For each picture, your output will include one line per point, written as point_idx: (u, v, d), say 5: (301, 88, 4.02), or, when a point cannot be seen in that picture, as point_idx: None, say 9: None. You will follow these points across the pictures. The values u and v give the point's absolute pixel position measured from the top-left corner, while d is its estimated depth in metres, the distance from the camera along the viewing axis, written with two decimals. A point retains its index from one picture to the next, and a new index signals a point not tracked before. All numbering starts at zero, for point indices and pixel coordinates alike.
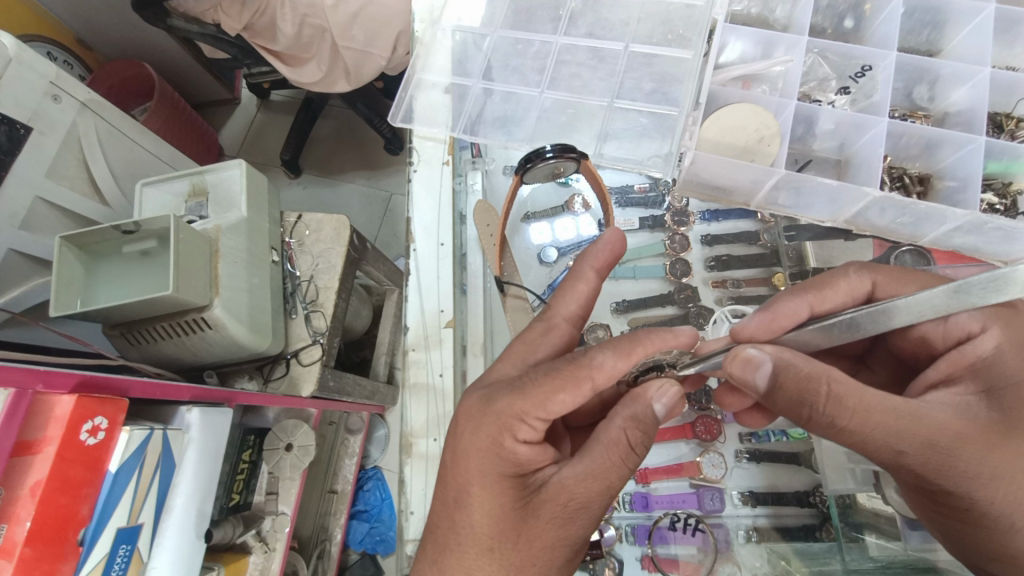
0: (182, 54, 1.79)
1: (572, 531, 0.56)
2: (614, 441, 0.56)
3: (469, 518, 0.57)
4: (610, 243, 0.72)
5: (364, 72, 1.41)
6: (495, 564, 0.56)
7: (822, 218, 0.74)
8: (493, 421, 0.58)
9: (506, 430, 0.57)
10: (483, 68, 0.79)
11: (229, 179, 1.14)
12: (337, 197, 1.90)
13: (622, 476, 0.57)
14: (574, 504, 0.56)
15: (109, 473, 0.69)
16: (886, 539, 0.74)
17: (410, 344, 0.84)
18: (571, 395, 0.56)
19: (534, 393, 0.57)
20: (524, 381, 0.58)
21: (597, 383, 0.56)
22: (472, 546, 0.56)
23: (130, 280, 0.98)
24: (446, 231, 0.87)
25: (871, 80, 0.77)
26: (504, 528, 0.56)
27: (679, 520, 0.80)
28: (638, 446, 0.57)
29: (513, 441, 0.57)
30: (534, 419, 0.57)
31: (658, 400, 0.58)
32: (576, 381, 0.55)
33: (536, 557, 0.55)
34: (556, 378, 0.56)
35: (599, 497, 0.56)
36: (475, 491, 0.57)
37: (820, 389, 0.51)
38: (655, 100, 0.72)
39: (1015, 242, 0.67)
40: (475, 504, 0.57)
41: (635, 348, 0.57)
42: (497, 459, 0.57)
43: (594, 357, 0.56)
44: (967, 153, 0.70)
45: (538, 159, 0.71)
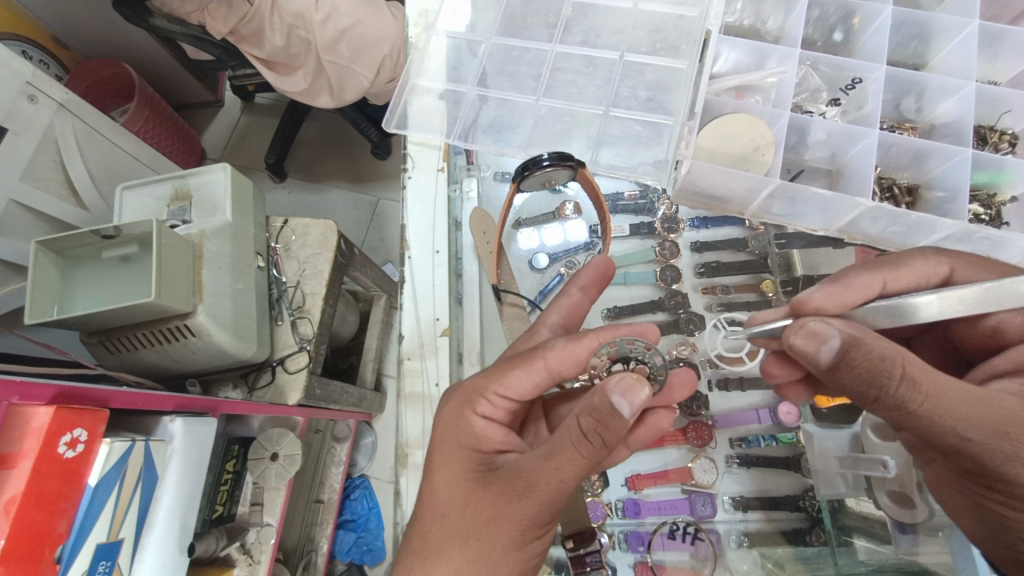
0: (163, 55, 1.75)
1: (520, 512, 0.54)
2: (567, 428, 0.52)
3: (432, 483, 0.61)
4: (598, 265, 0.73)
5: (346, 89, 1.40)
6: (447, 532, 0.57)
7: (815, 226, 0.75)
8: (458, 398, 0.65)
9: (468, 404, 0.63)
10: (478, 75, 0.79)
11: (213, 183, 1.12)
12: (324, 202, 1.88)
13: (574, 464, 0.52)
14: (518, 483, 0.54)
15: (87, 487, 0.66)
16: (875, 541, 0.74)
17: (405, 353, 0.83)
18: (523, 370, 0.61)
19: (493, 370, 0.63)
20: (491, 365, 0.65)
21: (550, 366, 0.60)
22: (430, 510, 0.59)
23: (110, 286, 0.95)
24: (441, 239, 0.86)
25: (861, 92, 0.78)
26: (458, 498, 0.58)
27: (679, 529, 0.80)
28: (593, 435, 0.51)
29: (473, 414, 0.62)
30: (495, 396, 0.62)
31: (620, 395, 0.51)
32: (527, 360, 0.61)
33: (481, 531, 0.55)
34: (514, 358, 0.62)
35: (545, 480, 0.53)
36: (440, 460, 0.62)
37: (894, 370, 0.50)
38: (651, 108, 0.73)
39: (1004, 251, 0.69)
40: (438, 472, 0.61)
41: (588, 333, 0.60)
42: (459, 430, 0.62)
43: (549, 341, 0.61)
44: (956, 165, 0.71)
45: (534, 166, 0.74)
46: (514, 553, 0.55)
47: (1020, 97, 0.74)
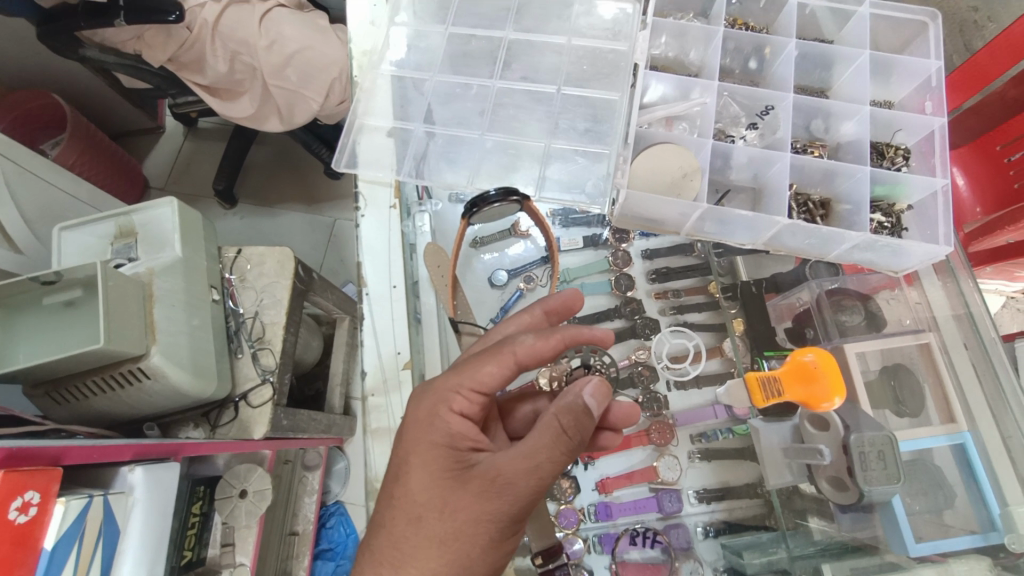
0: (96, 83, 1.68)
1: (500, 508, 0.57)
2: (545, 426, 0.58)
3: (404, 485, 0.59)
4: (566, 298, 0.76)
5: (295, 114, 1.39)
6: (423, 534, 0.57)
7: (743, 241, 0.80)
8: (430, 398, 0.62)
9: (442, 402, 0.62)
10: (424, 112, 0.81)
11: (160, 218, 1.09)
12: (278, 226, 1.84)
13: (552, 459, 0.58)
14: (500, 481, 0.57)
15: (43, 550, 0.64)
16: (826, 521, 0.76)
17: (369, 389, 0.85)
18: (496, 367, 0.61)
19: (463, 367, 0.62)
20: (460, 360, 0.64)
21: (521, 360, 0.62)
22: (404, 511, 0.58)
23: (54, 333, 0.91)
24: (398, 271, 0.87)
25: (774, 118, 0.85)
26: (434, 499, 0.58)
27: (639, 534, 0.83)
28: (571, 432, 0.58)
29: (449, 412, 0.61)
30: (469, 392, 0.62)
31: (591, 396, 0.59)
32: (499, 355, 0.62)
33: (462, 531, 0.57)
34: (484, 353, 0.62)
35: (528, 477, 0.57)
36: (411, 460, 0.60)
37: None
38: (590, 138, 0.78)
39: (902, 256, 0.76)
40: (410, 473, 0.60)
41: (554, 333, 0.63)
42: (434, 429, 0.61)
43: (517, 336, 0.63)
44: (857, 181, 0.79)
45: (482, 204, 0.71)
46: (492, 550, 0.58)
47: (908, 120, 0.81)
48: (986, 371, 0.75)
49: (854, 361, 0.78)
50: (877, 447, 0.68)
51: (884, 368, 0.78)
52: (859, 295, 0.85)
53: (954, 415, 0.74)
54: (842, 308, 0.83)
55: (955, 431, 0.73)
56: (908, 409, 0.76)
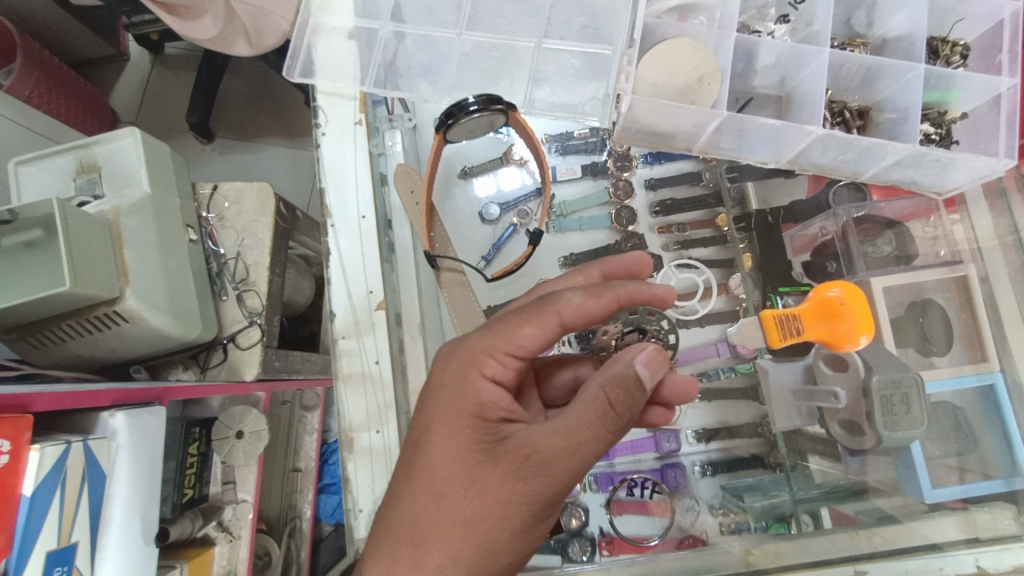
0: (44, 1, 1.52)
1: (534, 488, 0.54)
2: (589, 400, 0.53)
3: (429, 455, 0.56)
4: (633, 262, 0.70)
5: (264, 36, 1.24)
6: (448, 512, 0.54)
7: (765, 159, 0.73)
8: (461, 360, 0.59)
9: (474, 365, 0.58)
10: (392, 8, 0.72)
11: (124, 150, 1.00)
12: (259, 162, 1.74)
13: (595, 437, 0.53)
14: (536, 458, 0.53)
15: (23, 497, 0.62)
16: (829, 462, 0.76)
17: (339, 332, 0.75)
18: (538, 327, 0.58)
19: (499, 328, 0.58)
20: (495, 319, 0.60)
21: (565, 320, 0.59)
22: (427, 485, 0.55)
23: (18, 277, 0.85)
24: (367, 200, 0.76)
25: (810, 7, 0.74)
26: (462, 474, 0.55)
27: (635, 486, 0.80)
28: (619, 407, 0.53)
29: (479, 377, 0.57)
30: (503, 355, 0.58)
31: (642, 364, 0.55)
32: (542, 316, 0.58)
33: (491, 510, 0.54)
34: (522, 313, 0.58)
35: (567, 456, 0.53)
36: (436, 430, 0.57)
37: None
38: (588, 38, 0.69)
39: (950, 172, 0.70)
40: (435, 444, 0.56)
41: (606, 291, 0.60)
42: (464, 396, 0.57)
43: (561, 294, 0.59)
44: (906, 83, 0.70)
45: (461, 113, 0.65)
46: (524, 533, 0.55)
47: (974, 5, 0.71)
48: (1004, 308, 0.71)
49: (882, 296, 0.72)
50: (901, 389, 0.65)
51: (912, 305, 0.73)
52: (887, 222, 0.78)
53: (988, 354, 0.69)
54: (869, 232, 0.77)
55: (986, 370, 0.69)
56: (936, 345, 0.72)
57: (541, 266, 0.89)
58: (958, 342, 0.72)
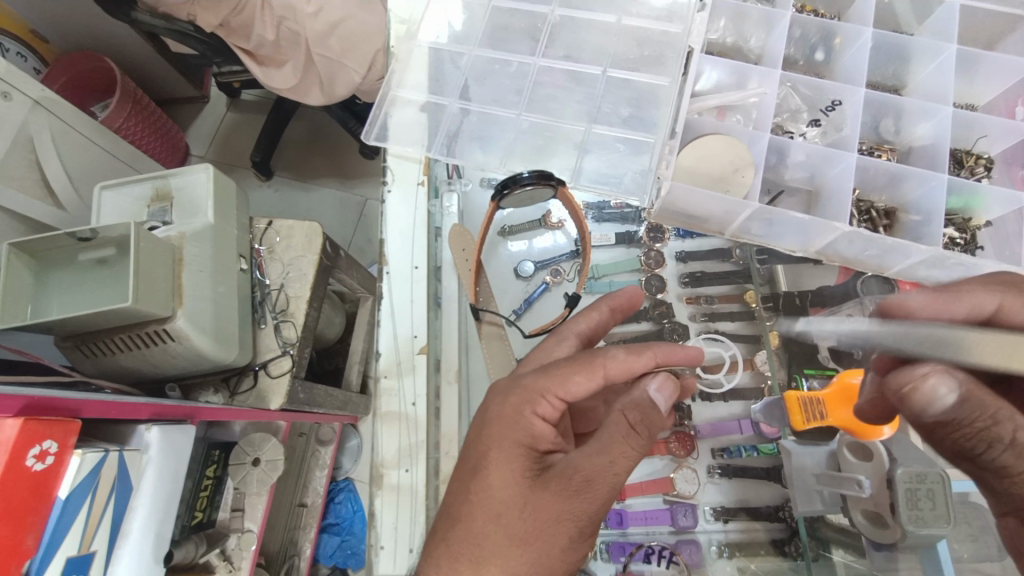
0: (146, 49, 1.72)
1: (578, 507, 0.55)
2: (613, 423, 0.56)
3: (484, 483, 0.58)
4: (630, 294, 0.77)
5: (336, 85, 1.38)
6: (503, 534, 0.55)
7: (792, 248, 0.76)
8: (514, 399, 0.62)
9: (528, 402, 0.62)
10: (460, 88, 0.79)
11: (195, 184, 1.10)
12: (310, 202, 1.86)
13: (626, 456, 0.55)
14: (577, 479, 0.55)
15: (57, 499, 0.65)
16: (854, 557, 0.73)
17: (381, 370, 0.82)
18: (585, 377, 0.62)
19: (552, 372, 0.63)
20: (546, 365, 0.65)
21: (610, 373, 0.62)
22: (482, 510, 0.57)
23: (86, 289, 0.93)
24: (421, 253, 0.86)
25: (840, 114, 0.80)
26: (514, 497, 0.57)
27: (654, 553, 0.79)
28: (641, 428, 0.55)
29: (532, 415, 0.61)
30: (554, 397, 0.62)
31: (656, 390, 0.58)
32: (591, 365, 0.62)
33: (541, 528, 0.55)
34: (572, 362, 0.63)
35: (604, 476, 0.54)
36: (490, 458, 0.59)
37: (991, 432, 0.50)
38: (631, 127, 0.74)
39: (972, 277, 0.70)
40: (491, 471, 0.59)
41: (647, 349, 0.64)
42: (517, 427, 0.60)
43: (608, 349, 0.63)
44: (930, 189, 0.73)
45: (515, 183, 0.76)
46: (572, 551, 0.55)
47: (994, 124, 0.75)
48: None
49: None
50: (926, 484, 0.64)
51: None
52: None
53: None
54: None
55: None
56: None
57: None
58: None
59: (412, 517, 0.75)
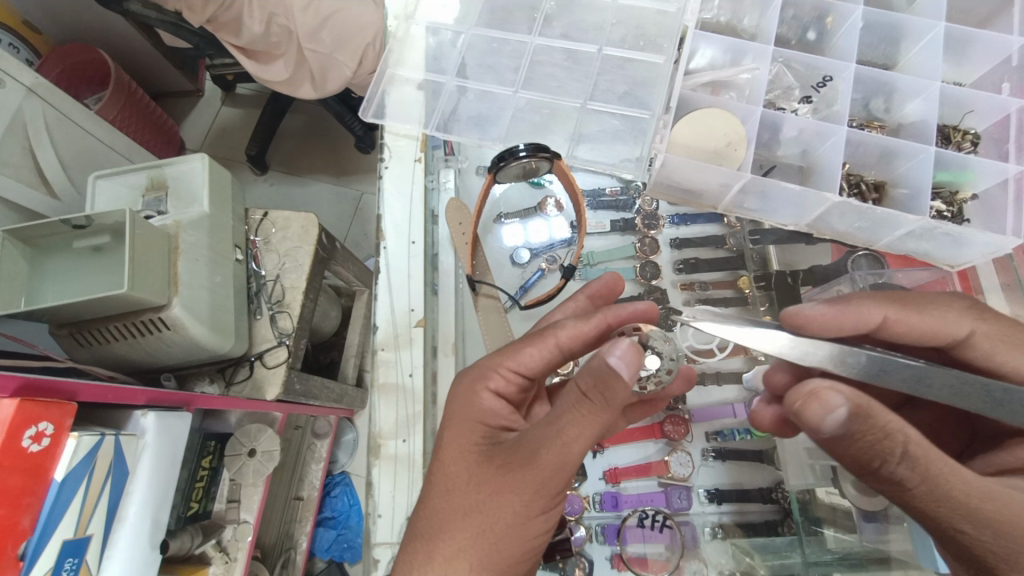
0: (140, 40, 1.71)
1: (528, 478, 0.54)
2: (567, 392, 0.53)
3: (440, 456, 0.61)
4: (607, 281, 0.77)
5: (327, 79, 1.38)
6: (454, 506, 0.56)
7: (787, 221, 0.80)
8: (467, 378, 0.66)
9: (480, 378, 0.65)
10: (457, 66, 0.86)
11: (191, 173, 1.10)
12: (306, 196, 1.85)
13: (576, 425, 0.52)
14: (527, 449, 0.54)
15: (54, 482, 0.64)
16: (841, 531, 0.75)
17: (380, 343, 0.84)
18: (537, 349, 0.64)
19: (507, 349, 0.66)
20: (502, 345, 0.68)
21: (562, 345, 0.64)
22: (436, 482, 0.59)
23: (81, 277, 0.92)
24: (418, 229, 0.88)
25: (831, 90, 0.84)
26: (467, 469, 0.58)
27: (647, 518, 0.81)
28: (593, 395, 0.52)
29: (485, 389, 0.64)
30: (508, 372, 0.65)
31: (620, 356, 0.52)
32: (541, 338, 0.64)
33: (489, 500, 0.55)
34: (526, 337, 0.66)
35: (552, 444, 0.53)
36: (447, 433, 0.63)
37: (894, 447, 0.48)
38: (628, 103, 0.80)
39: (964, 249, 0.73)
40: (447, 444, 0.62)
41: (598, 314, 0.65)
42: (471, 402, 0.63)
43: (560, 321, 0.65)
44: (919, 163, 0.76)
45: (512, 158, 0.75)
46: (523, 524, 0.55)
47: (983, 99, 0.78)
48: None
49: None
50: None
51: None
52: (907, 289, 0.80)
53: None
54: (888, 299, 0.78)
55: None
56: None
57: None
58: None
59: (408, 485, 0.78)
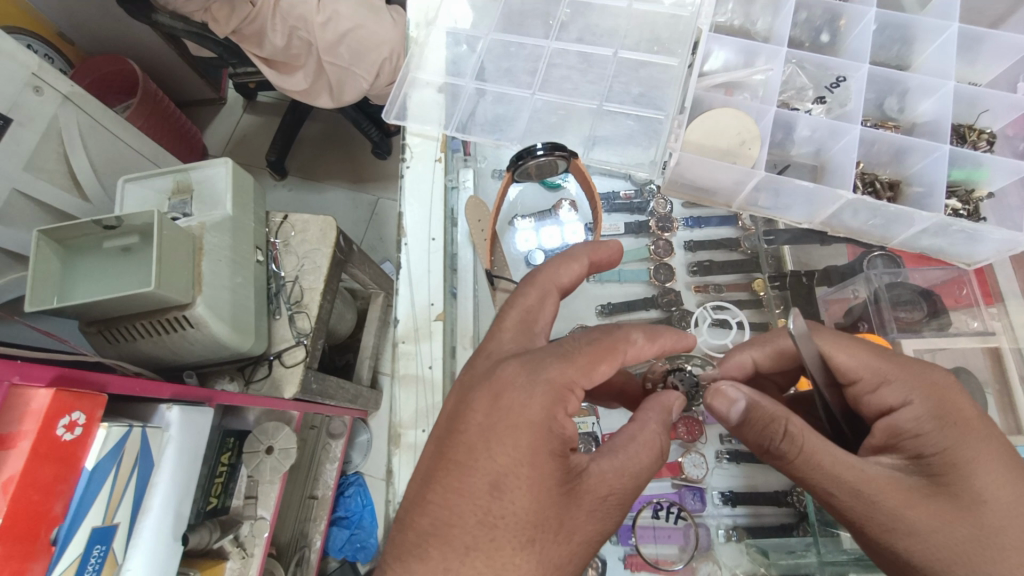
0: (167, 50, 1.77)
1: (606, 526, 0.55)
2: (647, 444, 0.58)
3: (511, 502, 0.51)
4: (610, 252, 0.72)
5: (345, 91, 1.42)
6: (531, 558, 0.51)
7: (800, 219, 0.81)
8: (543, 396, 0.54)
9: (558, 403, 0.54)
10: (475, 69, 0.89)
11: (215, 177, 1.13)
12: (324, 200, 1.89)
13: (648, 477, 0.58)
14: (610, 499, 0.55)
15: (84, 470, 0.66)
16: (859, 534, 0.73)
17: (400, 336, 0.86)
18: (609, 367, 0.58)
19: (580, 362, 0.56)
20: (565, 352, 0.57)
21: (627, 361, 0.61)
22: (510, 533, 0.51)
23: (110, 276, 0.96)
24: (438, 227, 0.90)
25: (845, 90, 0.84)
26: (548, 517, 0.52)
27: (662, 510, 0.82)
28: (663, 453, 0.60)
29: (564, 417, 0.54)
30: (578, 394, 0.57)
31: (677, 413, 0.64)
32: (615, 355, 0.59)
33: (571, 550, 0.52)
34: (598, 348, 0.58)
35: (631, 494, 0.57)
36: (520, 474, 0.52)
37: (778, 427, 0.55)
38: (642, 104, 0.82)
39: (977, 244, 0.74)
40: (519, 488, 0.51)
41: (661, 334, 0.64)
42: (549, 436, 0.53)
43: (630, 334, 0.60)
44: (933, 161, 0.76)
45: (529, 156, 0.76)
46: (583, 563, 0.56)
47: (997, 98, 0.78)
48: None
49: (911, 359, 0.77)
50: None
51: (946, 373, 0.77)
52: (922, 290, 0.79)
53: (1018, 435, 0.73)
54: (901, 300, 0.79)
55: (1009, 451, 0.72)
56: None
57: (577, 310, 0.93)
58: (993, 416, 0.75)
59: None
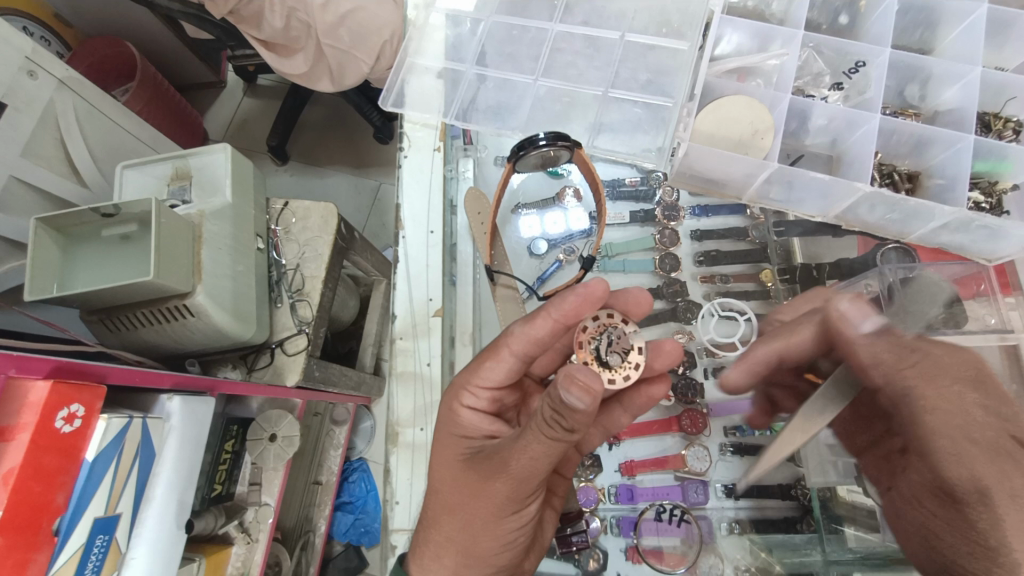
0: (165, 32, 1.74)
1: (499, 484, 0.59)
2: (536, 415, 0.55)
3: (432, 465, 0.67)
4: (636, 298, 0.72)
5: (346, 74, 1.38)
6: (443, 504, 0.63)
7: (813, 213, 0.79)
8: (446, 391, 0.70)
9: (454, 394, 0.68)
10: (476, 54, 0.86)
11: (214, 163, 1.11)
12: (326, 186, 1.87)
13: (541, 446, 0.55)
14: (497, 459, 0.59)
15: (86, 462, 0.65)
16: (864, 530, 0.74)
17: (397, 332, 0.85)
18: (495, 363, 0.66)
19: (471, 365, 0.69)
20: (470, 358, 0.70)
21: (515, 351, 0.65)
22: (431, 488, 0.66)
23: (110, 264, 0.95)
24: (436, 219, 0.88)
25: (864, 76, 0.81)
26: (450, 475, 0.64)
27: (665, 512, 0.81)
28: (553, 426, 0.54)
29: (459, 405, 0.67)
30: (476, 387, 0.68)
31: (570, 394, 0.51)
32: (496, 352, 0.66)
33: (470, 502, 0.61)
34: (485, 351, 0.67)
35: (520, 459, 0.57)
36: (435, 447, 0.68)
37: None
38: (650, 92, 0.80)
39: (999, 241, 0.72)
40: (436, 454, 0.67)
41: (542, 312, 0.63)
42: (447, 419, 0.67)
43: (510, 328, 0.66)
44: (956, 152, 0.74)
45: (531, 147, 0.74)
46: (500, 519, 0.61)
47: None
48: None
49: None
50: None
51: None
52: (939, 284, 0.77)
53: None
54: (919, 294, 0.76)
55: None
56: None
57: None
58: None
59: (426, 475, 0.79)
